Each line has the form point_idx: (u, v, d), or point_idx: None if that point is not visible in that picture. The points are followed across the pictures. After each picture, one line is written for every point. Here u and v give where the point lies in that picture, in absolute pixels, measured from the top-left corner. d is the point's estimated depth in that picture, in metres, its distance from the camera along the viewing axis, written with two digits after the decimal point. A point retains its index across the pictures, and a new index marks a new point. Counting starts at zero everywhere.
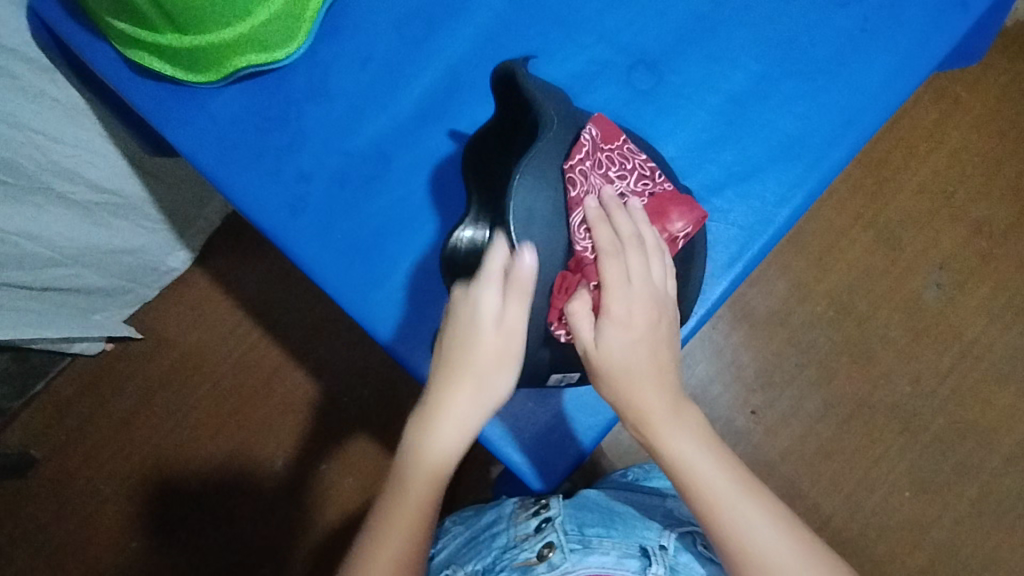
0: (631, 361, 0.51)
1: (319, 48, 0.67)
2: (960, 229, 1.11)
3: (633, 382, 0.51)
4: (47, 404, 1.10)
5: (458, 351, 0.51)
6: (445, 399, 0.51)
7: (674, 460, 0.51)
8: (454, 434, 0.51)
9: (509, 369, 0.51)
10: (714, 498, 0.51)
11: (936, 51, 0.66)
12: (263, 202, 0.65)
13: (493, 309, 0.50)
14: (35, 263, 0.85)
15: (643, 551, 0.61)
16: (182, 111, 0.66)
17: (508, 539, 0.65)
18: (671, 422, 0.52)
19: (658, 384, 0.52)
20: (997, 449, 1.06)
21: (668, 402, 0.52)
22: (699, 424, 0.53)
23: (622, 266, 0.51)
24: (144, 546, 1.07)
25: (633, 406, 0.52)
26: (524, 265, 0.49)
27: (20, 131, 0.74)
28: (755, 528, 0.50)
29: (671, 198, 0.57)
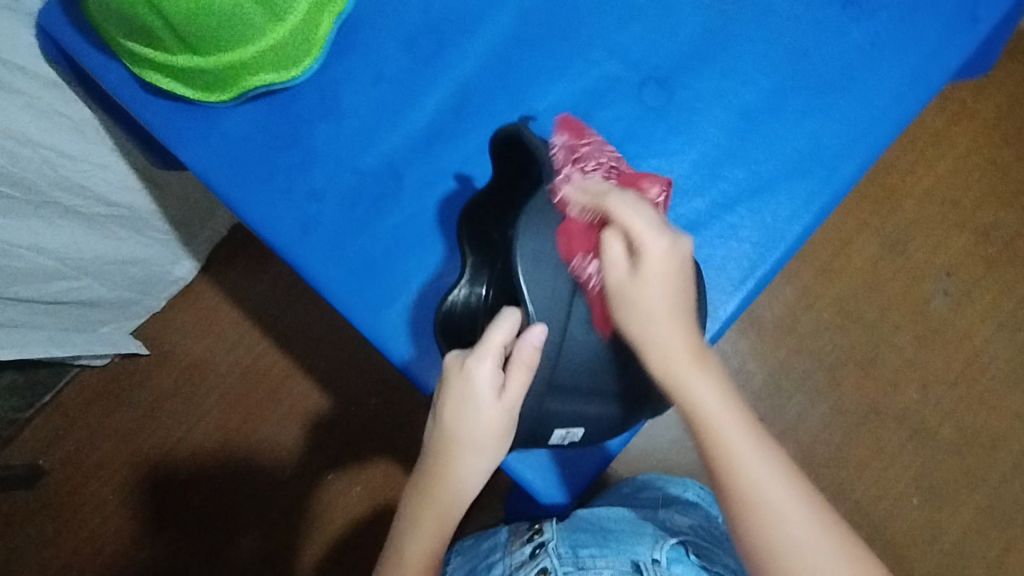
0: (662, 298, 0.49)
1: (330, 66, 0.67)
2: (967, 236, 1.11)
3: (662, 317, 0.49)
4: (54, 414, 1.11)
5: (457, 425, 0.51)
6: (446, 463, 0.52)
7: (695, 408, 0.50)
8: (455, 501, 0.53)
9: (506, 437, 0.52)
10: (730, 453, 0.50)
11: (946, 67, 0.66)
12: (274, 221, 0.65)
13: (491, 384, 0.51)
14: (44, 277, 0.85)
15: (636, 567, 0.61)
16: (193, 129, 0.66)
17: (504, 567, 0.65)
18: (695, 368, 0.50)
19: (686, 328, 0.50)
20: (1005, 455, 1.06)
21: (694, 349, 0.50)
22: (723, 378, 0.51)
23: (638, 207, 0.49)
24: (152, 556, 1.07)
25: (660, 343, 0.50)
26: (529, 343, 0.51)
27: (30, 148, 0.74)
28: (766, 486, 0.50)
29: (639, 173, 0.57)
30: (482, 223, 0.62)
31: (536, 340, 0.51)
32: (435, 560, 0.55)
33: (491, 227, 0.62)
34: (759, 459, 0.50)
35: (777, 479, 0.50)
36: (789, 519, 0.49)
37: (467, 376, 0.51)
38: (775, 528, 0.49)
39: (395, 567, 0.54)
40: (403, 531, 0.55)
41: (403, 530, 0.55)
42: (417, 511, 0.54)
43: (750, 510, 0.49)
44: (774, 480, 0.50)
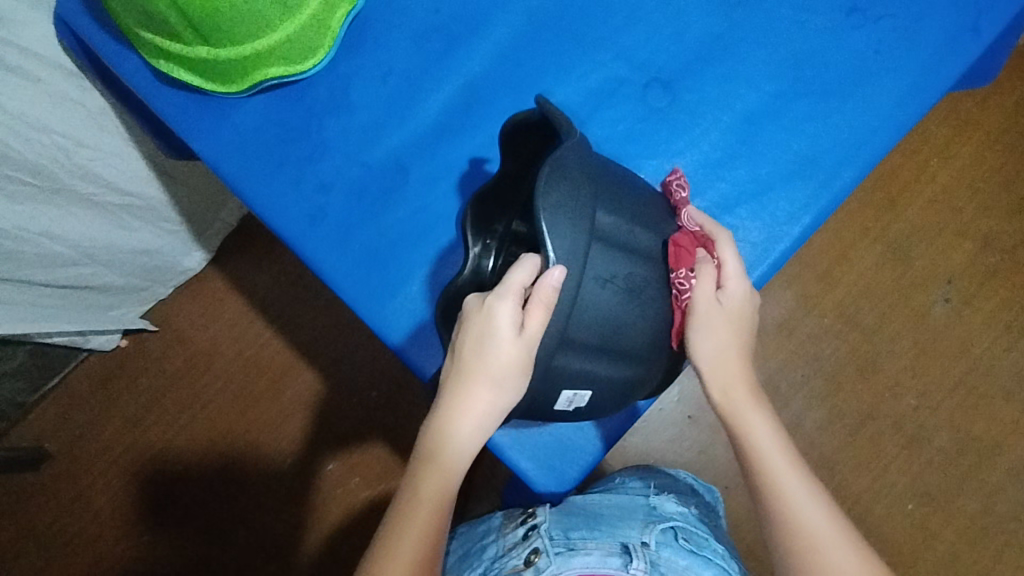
0: (733, 337, 0.60)
1: (341, 61, 0.69)
2: (969, 245, 1.12)
3: (728, 351, 0.60)
4: (62, 398, 1.12)
5: (476, 359, 0.52)
6: (463, 397, 0.53)
7: (747, 432, 0.60)
8: (470, 437, 0.54)
9: (522, 376, 0.53)
10: (775, 474, 0.58)
11: (947, 74, 0.67)
12: (283, 211, 0.67)
13: (511, 320, 0.51)
14: (57, 262, 0.87)
15: (625, 548, 0.62)
16: (206, 121, 0.68)
17: (498, 549, 0.66)
18: (749, 401, 0.60)
19: (745, 369, 0.61)
20: (999, 464, 1.07)
21: (750, 389, 0.61)
22: (772, 416, 0.61)
23: (738, 253, 0.61)
24: (154, 540, 1.09)
25: (722, 375, 0.60)
26: (549, 282, 0.48)
27: (46, 135, 0.75)
28: (805, 508, 0.56)
29: (723, 231, 0.66)
30: (488, 214, 0.63)
31: (555, 280, 0.48)
32: (447, 499, 0.55)
33: (496, 219, 0.63)
34: (798, 484, 0.57)
35: (815, 504, 0.56)
36: (830, 547, 0.54)
37: (490, 311, 0.51)
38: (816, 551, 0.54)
39: (407, 504, 0.54)
40: (418, 467, 0.55)
41: (418, 467, 0.55)
42: (433, 447, 0.54)
43: (795, 538, 0.55)
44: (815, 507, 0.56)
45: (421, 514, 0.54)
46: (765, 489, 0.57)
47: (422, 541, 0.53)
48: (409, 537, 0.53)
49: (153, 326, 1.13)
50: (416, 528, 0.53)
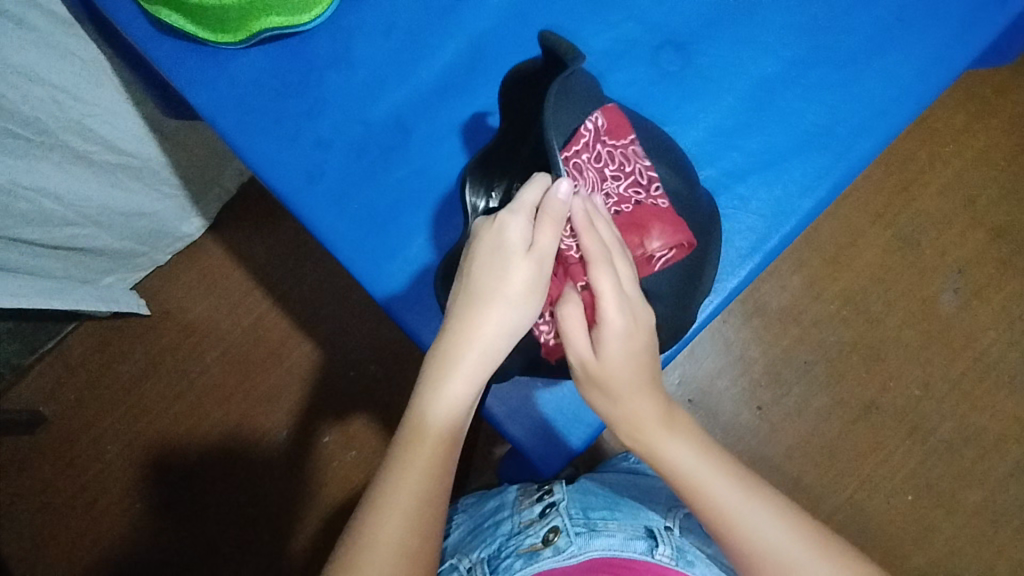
0: (628, 377, 0.50)
1: (343, 15, 0.66)
2: (981, 234, 1.09)
3: (626, 388, 0.51)
4: (56, 363, 1.11)
5: (486, 277, 0.49)
6: (472, 321, 0.49)
7: (675, 469, 0.52)
8: (479, 363, 0.50)
9: (538, 296, 0.50)
10: (713, 501, 0.51)
11: (972, 46, 0.64)
12: (280, 168, 0.65)
13: (522, 235, 0.49)
14: (51, 221, 0.85)
15: (649, 532, 0.60)
16: (203, 71, 0.66)
17: (513, 525, 0.65)
18: (665, 431, 0.53)
19: (650, 392, 0.52)
20: (1005, 457, 1.05)
21: (658, 410, 0.52)
22: (690, 430, 0.54)
23: (610, 279, 0.49)
24: (148, 508, 1.08)
25: (625, 411, 0.52)
26: (559, 196, 0.49)
27: (41, 86, 0.73)
28: (756, 531, 0.51)
29: (655, 213, 0.56)
30: (491, 168, 0.61)
31: (565, 193, 0.49)
32: (456, 432, 0.50)
33: (497, 179, 0.62)
34: (747, 507, 0.51)
35: (771, 521, 0.51)
36: (803, 567, 0.50)
37: (500, 228, 0.50)
38: (787, 572, 0.50)
39: (410, 437, 0.49)
40: (420, 400, 0.50)
41: (420, 396, 0.50)
42: (439, 373, 0.50)
43: (760, 567, 0.50)
44: (771, 524, 0.51)
45: (426, 447, 0.49)
46: (713, 526, 0.51)
47: (428, 476, 0.49)
48: (416, 471, 0.49)
49: (145, 311, 1.10)
50: (423, 458, 0.49)
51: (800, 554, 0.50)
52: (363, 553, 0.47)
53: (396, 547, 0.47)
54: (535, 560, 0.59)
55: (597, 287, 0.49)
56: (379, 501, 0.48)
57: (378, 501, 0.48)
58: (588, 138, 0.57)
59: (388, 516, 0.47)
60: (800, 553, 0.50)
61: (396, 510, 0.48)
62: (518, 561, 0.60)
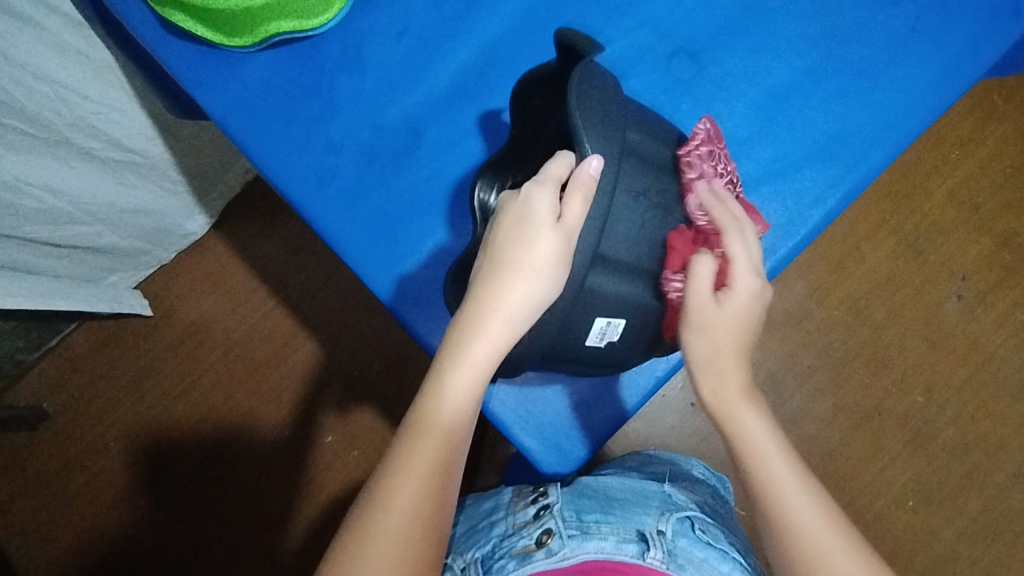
0: (727, 335, 0.55)
1: (355, 19, 0.66)
2: (986, 241, 1.09)
3: (721, 348, 0.55)
4: (59, 359, 1.11)
5: (513, 250, 0.50)
6: (495, 292, 0.50)
7: (743, 438, 0.54)
8: (501, 335, 0.50)
9: (563, 269, 0.50)
10: (767, 469, 0.52)
11: (986, 57, 0.64)
12: (291, 172, 0.65)
13: (549, 207, 0.50)
14: (57, 219, 0.85)
15: (641, 536, 0.60)
16: (214, 74, 0.65)
17: (507, 526, 0.64)
18: (742, 404, 0.55)
19: (737, 365, 0.55)
20: (1005, 464, 1.05)
21: (743, 385, 0.55)
22: (767, 415, 0.56)
23: (744, 243, 0.55)
24: (151, 505, 1.08)
25: (710, 372, 0.55)
26: (587, 171, 0.48)
27: (48, 84, 0.73)
28: (803, 509, 0.51)
29: (750, 205, 0.60)
30: (505, 170, 0.61)
31: (594, 169, 0.48)
32: (472, 402, 0.51)
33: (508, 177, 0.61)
34: (798, 490, 0.52)
35: (821, 513, 0.51)
36: (831, 560, 0.49)
37: (529, 199, 0.50)
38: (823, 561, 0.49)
39: (431, 403, 0.50)
40: (443, 366, 0.51)
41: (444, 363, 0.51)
42: (463, 341, 0.51)
43: (790, 542, 0.50)
44: (804, 500, 0.51)
45: (443, 414, 0.50)
46: (755, 491, 0.52)
47: (443, 441, 0.49)
48: (432, 437, 0.49)
49: (147, 312, 1.10)
50: (441, 423, 0.50)
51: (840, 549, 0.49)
52: (377, 513, 0.47)
53: (408, 509, 0.47)
54: (527, 562, 0.59)
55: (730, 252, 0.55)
56: (395, 463, 0.49)
57: (394, 464, 0.49)
58: (703, 136, 0.60)
59: (405, 479, 0.48)
60: (837, 546, 0.49)
61: (412, 473, 0.48)
62: (511, 562, 0.60)
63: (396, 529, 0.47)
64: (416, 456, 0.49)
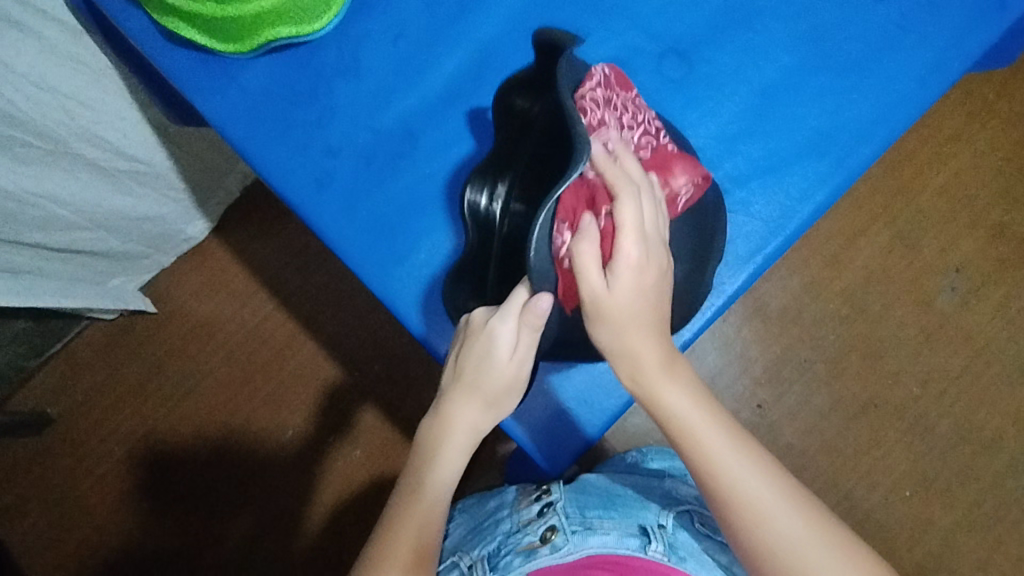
0: (637, 316, 0.51)
1: (351, 23, 0.67)
2: (978, 233, 1.10)
3: (634, 330, 0.51)
4: (63, 365, 1.12)
5: (473, 381, 0.55)
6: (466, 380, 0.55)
7: (668, 411, 0.52)
8: (462, 454, 0.56)
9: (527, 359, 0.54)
10: (704, 446, 0.52)
11: (970, 52, 0.65)
12: (290, 175, 0.66)
13: (507, 343, 0.53)
14: (59, 226, 0.86)
15: (642, 530, 0.61)
16: (214, 80, 0.67)
17: (512, 524, 0.65)
18: (663, 373, 0.52)
19: (654, 334, 0.52)
20: (1002, 453, 1.06)
21: (661, 354, 0.52)
22: (689, 379, 0.54)
23: (635, 208, 0.50)
24: (156, 508, 1.10)
25: (627, 356, 0.52)
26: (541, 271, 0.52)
27: (51, 95, 0.74)
28: (742, 476, 0.51)
29: (674, 155, 0.58)
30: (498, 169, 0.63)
31: (542, 307, 0.51)
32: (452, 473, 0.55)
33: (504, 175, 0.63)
34: (734, 456, 0.52)
35: (758, 474, 0.52)
36: (782, 521, 0.50)
37: (489, 331, 0.54)
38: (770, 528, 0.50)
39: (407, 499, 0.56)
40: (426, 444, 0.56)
41: (400, 503, 0.54)
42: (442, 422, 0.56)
43: (738, 514, 0.50)
44: (746, 467, 0.52)
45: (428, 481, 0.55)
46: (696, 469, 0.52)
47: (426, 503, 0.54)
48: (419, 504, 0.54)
49: (151, 310, 1.11)
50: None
51: (778, 511, 0.50)
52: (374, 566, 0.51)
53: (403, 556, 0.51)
54: (533, 558, 0.60)
55: (618, 217, 0.50)
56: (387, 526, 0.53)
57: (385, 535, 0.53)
58: (599, 81, 0.57)
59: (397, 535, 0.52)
60: (782, 510, 0.51)
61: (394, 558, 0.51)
62: (516, 558, 0.61)
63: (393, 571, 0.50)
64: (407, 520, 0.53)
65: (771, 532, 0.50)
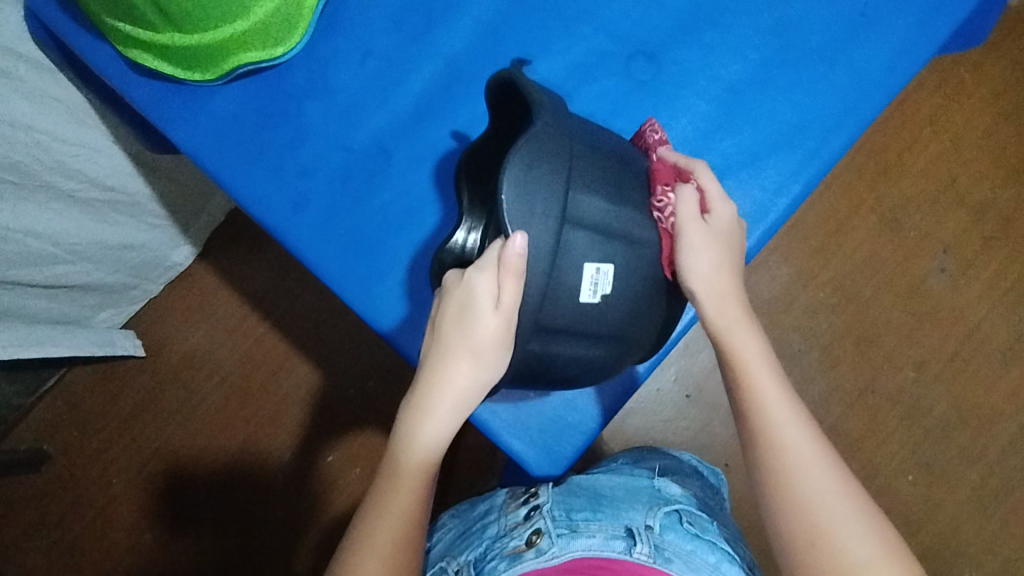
0: (722, 255, 0.59)
1: (318, 44, 0.67)
2: (964, 214, 1.11)
3: (720, 280, 0.58)
4: (56, 400, 1.12)
5: (458, 334, 0.53)
6: (446, 370, 0.54)
7: (738, 355, 0.57)
8: (451, 409, 0.55)
9: (503, 351, 0.54)
10: (766, 395, 0.56)
11: (936, 37, 0.65)
12: (266, 199, 0.66)
13: (489, 293, 0.52)
14: (42, 261, 0.85)
15: (628, 531, 0.61)
16: (183, 109, 0.67)
17: (499, 528, 0.65)
18: (741, 325, 0.58)
19: (736, 290, 0.59)
20: (1001, 432, 1.06)
21: (738, 309, 0.58)
22: (764, 343, 0.59)
23: (717, 180, 0.61)
24: (158, 538, 1.09)
25: (714, 292, 0.58)
26: (515, 249, 0.48)
27: (24, 133, 0.73)
28: (787, 432, 0.54)
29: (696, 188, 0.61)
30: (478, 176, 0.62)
31: (518, 246, 0.48)
32: (433, 458, 0.55)
33: (487, 180, 0.62)
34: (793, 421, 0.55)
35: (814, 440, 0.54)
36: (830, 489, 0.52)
37: (471, 281, 0.52)
38: (814, 500, 0.51)
39: (400, 452, 0.55)
40: (406, 428, 0.55)
41: (381, 492, 0.54)
42: (421, 409, 0.55)
43: (787, 461, 0.53)
44: (801, 429, 0.54)
45: (408, 469, 0.55)
46: (755, 412, 0.55)
47: (408, 495, 0.54)
48: (399, 497, 0.54)
49: (141, 353, 1.11)
50: (408, 477, 0.55)
51: (824, 473, 0.52)
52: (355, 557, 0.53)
53: (382, 553, 0.52)
54: (518, 562, 0.60)
55: (704, 182, 0.60)
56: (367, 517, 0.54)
57: (365, 529, 0.53)
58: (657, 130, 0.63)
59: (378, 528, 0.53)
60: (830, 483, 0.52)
61: (373, 555, 0.52)
62: (501, 562, 0.61)
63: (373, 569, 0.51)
64: (387, 513, 0.53)
65: (812, 481, 0.52)
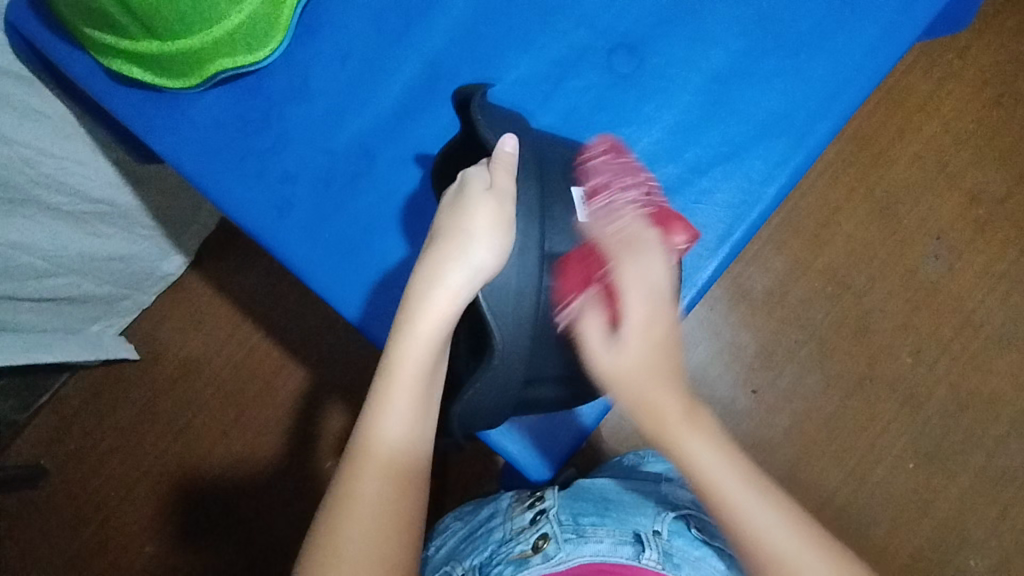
0: (648, 368, 0.54)
1: (298, 48, 0.67)
2: (957, 199, 1.10)
3: (649, 382, 0.54)
4: (53, 414, 1.12)
5: (450, 222, 0.51)
6: (439, 257, 0.50)
7: (693, 461, 0.52)
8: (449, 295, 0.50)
9: (503, 229, 0.50)
10: (731, 496, 0.51)
11: (919, 20, 0.65)
12: (250, 205, 0.66)
13: (482, 180, 0.51)
14: (30, 274, 0.85)
15: (637, 537, 0.60)
16: (165, 117, 0.67)
17: (505, 532, 0.65)
18: (687, 426, 0.53)
19: (669, 386, 0.54)
20: (1002, 417, 1.06)
21: (679, 404, 0.54)
22: (710, 427, 0.54)
23: (637, 274, 0.56)
24: (158, 549, 1.08)
25: (647, 405, 0.53)
26: (504, 149, 0.53)
27: (11, 148, 0.74)
28: (763, 528, 0.50)
29: (672, 216, 0.60)
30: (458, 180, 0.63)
31: (508, 145, 0.53)
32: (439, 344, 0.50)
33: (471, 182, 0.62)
34: (761, 512, 0.51)
35: (781, 523, 0.51)
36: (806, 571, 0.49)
37: (463, 179, 0.52)
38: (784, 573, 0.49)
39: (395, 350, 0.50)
40: (403, 320, 0.51)
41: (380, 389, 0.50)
42: (417, 300, 0.50)
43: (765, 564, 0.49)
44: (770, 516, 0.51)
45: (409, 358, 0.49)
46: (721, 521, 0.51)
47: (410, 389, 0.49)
48: (400, 391, 0.49)
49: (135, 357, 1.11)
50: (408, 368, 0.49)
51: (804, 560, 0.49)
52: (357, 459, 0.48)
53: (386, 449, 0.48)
54: (525, 566, 0.60)
55: (617, 274, 0.56)
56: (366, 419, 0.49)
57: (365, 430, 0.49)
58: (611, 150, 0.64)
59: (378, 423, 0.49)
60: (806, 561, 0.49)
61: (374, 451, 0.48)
62: (507, 567, 0.61)
63: (377, 467, 0.48)
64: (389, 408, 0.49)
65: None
